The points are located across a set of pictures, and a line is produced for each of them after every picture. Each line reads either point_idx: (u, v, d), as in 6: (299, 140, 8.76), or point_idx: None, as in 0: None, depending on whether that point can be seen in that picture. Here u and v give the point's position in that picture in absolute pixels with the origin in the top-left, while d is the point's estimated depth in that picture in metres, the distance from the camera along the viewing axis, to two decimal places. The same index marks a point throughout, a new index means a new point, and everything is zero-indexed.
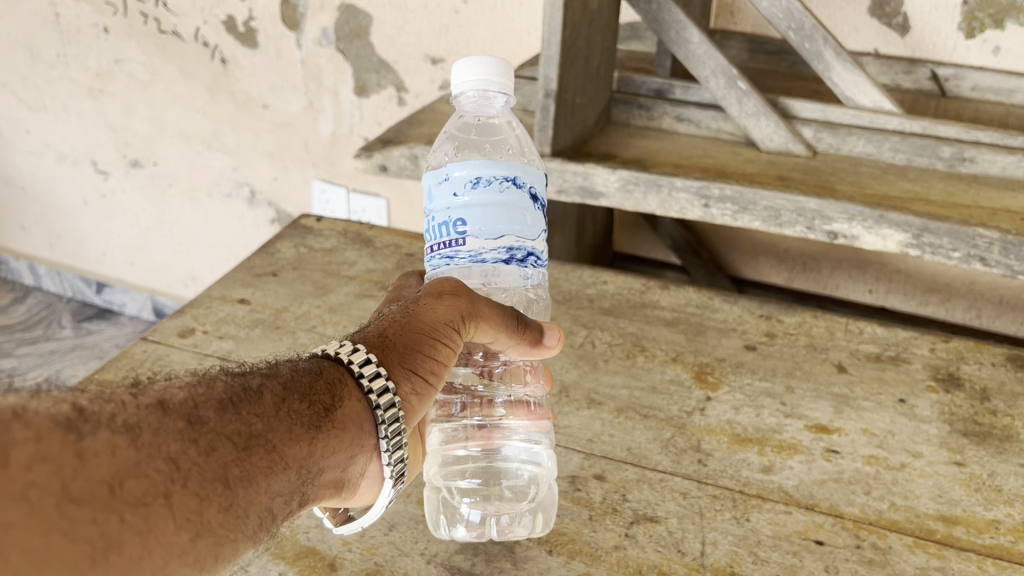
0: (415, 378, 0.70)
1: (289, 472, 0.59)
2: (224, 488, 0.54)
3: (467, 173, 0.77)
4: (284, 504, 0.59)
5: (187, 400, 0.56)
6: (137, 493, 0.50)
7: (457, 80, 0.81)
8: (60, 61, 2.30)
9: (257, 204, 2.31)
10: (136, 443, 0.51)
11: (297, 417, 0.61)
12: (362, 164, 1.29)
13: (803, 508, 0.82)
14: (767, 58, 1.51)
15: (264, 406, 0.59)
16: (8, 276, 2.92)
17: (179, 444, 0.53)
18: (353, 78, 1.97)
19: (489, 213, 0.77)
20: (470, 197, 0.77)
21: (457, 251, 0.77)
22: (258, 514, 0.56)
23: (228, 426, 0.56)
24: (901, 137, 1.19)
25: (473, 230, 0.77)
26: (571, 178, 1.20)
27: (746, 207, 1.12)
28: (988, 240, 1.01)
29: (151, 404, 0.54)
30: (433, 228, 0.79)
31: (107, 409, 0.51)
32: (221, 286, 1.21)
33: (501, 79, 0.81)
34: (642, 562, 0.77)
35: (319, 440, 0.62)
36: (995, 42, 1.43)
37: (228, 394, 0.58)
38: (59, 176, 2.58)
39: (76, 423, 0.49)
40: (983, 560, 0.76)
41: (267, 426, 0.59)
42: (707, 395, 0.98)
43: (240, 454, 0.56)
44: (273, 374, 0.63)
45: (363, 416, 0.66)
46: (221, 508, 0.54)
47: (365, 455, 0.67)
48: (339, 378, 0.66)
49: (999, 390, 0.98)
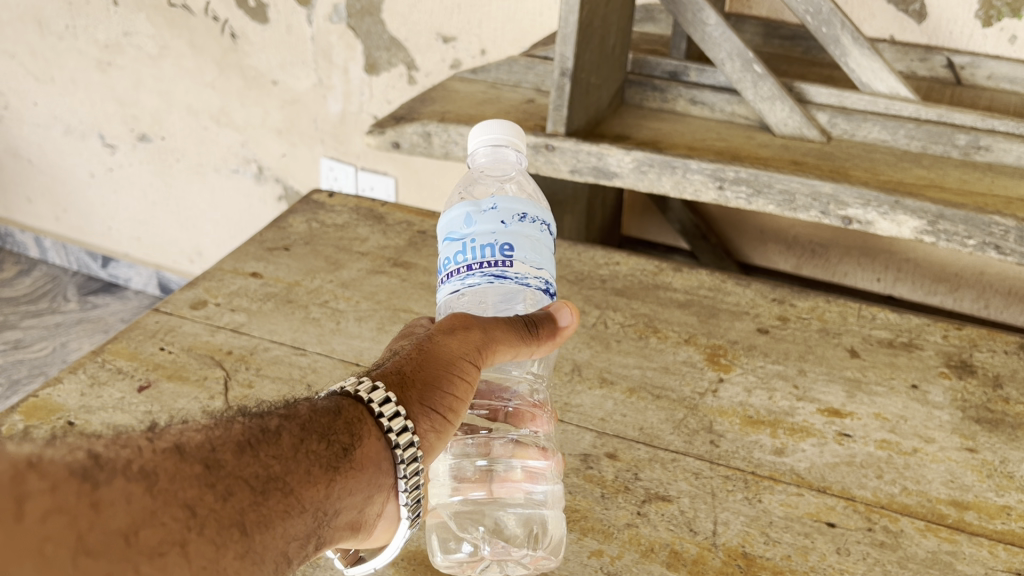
0: (434, 416, 0.67)
1: (305, 515, 0.56)
2: (240, 534, 0.51)
3: (515, 207, 0.75)
4: (301, 548, 0.56)
5: (204, 443, 0.53)
6: (152, 542, 0.47)
7: (476, 136, 0.82)
8: (69, 32, 2.29)
9: (265, 180, 2.30)
10: (152, 490, 0.49)
11: (315, 458, 0.58)
12: (374, 140, 1.28)
13: (815, 490, 0.82)
14: (782, 43, 1.50)
15: (282, 446, 0.56)
16: (13, 248, 2.92)
17: (194, 490, 0.50)
18: (363, 55, 1.96)
19: (533, 245, 0.75)
20: (517, 228, 0.75)
21: (504, 273, 0.73)
22: (275, 559, 0.53)
23: (245, 469, 0.54)
24: (917, 124, 1.18)
25: (519, 255, 0.74)
26: (584, 159, 1.19)
27: (761, 190, 1.11)
28: (1003, 229, 1.00)
29: (167, 448, 0.52)
30: (469, 249, 0.74)
31: (123, 456, 0.49)
32: (233, 259, 1.21)
33: (514, 138, 0.81)
34: (654, 540, 0.78)
35: (336, 481, 0.59)
36: (1012, 31, 1.42)
37: (246, 435, 0.55)
38: (67, 149, 2.58)
39: (93, 472, 0.47)
40: (995, 545, 0.76)
41: (286, 468, 0.55)
42: (719, 375, 0.99)
43: (257, 499, 0.53)
44: (290, 413, 0.60)
45: (381, 455, 0.63)
46: (236, 555, 0.51)
47: (383, 494, 0.64)
48: (359, 417, 0.63)
49: (1012, 378, 0.98)
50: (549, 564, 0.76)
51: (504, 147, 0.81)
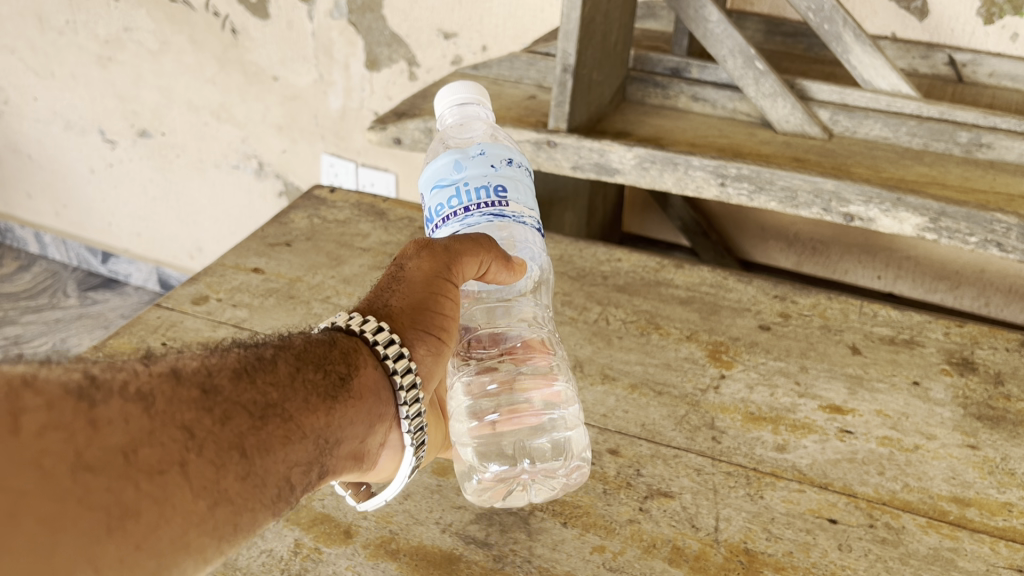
0: (427, 338, 0.67)
1: (307, 442, 0.56)
2: (241, 457, 0.52)
3: (502, 153, 0.78)
4: (304, 475, 0.56)
5: (200, 369, 0.53)
6: (151, 461, 0.48)
7: (441, 102, 0.85)
8: (70, 27, 2.29)
9: (265, 176, 2.30)
10: (149, 411, 0.49)
11: (312, 387, 0.58)
12: (376, 136, 1.28)
13: (817, 487, 0.82)
14: (784, 39, 1.50)
15: (279, 374, 0.56)
16: (13, 243, 2.92)
17: (192, 413, 0.50)
18: (364, 51, 1.95)
19: (522, 187, 0.77)
20: (507, 171, 0.77)
21: (502, 212, 0.74)
22: (277, 483, 0.54)
23: (243, 394, 0.53)
24: (919, 121, 1.18)
25: (513, 196, 0.76)
26: (586, 155, 1.19)
27: (763, 187, 1.11)
28: (1005, 226, 1.00)
29: (164, 372, 0.51)
30: (463, 192, 0.76)
31: (119, 378, 0.49)
32: (235, 254, 1.21)
33: (479, 96, 0.85)
34: (656, 536, 0.78)
35: (336, 410, 0.59)
36: (1014, 28, 1.42)
37: (242, 363, 0.55)
38: (67, 144, 2.57)
39: (89, 391, 0.47)
40: (996, 542, 0.76)
41: (283, 395, 0.55)
42: (721, 372, 0.99)
43: (257, 424, 0.53)
44: (286, 344, 0.60)
45: (380, 384, 0.63)
46: (237, 476, 0.51)
47: (384, 425, 0.64)
48: (354, 348, 0.63)
49: (1013, 375, 0.98)
50: (579, 481, 0.82)
51: (470, 105, 0.85)
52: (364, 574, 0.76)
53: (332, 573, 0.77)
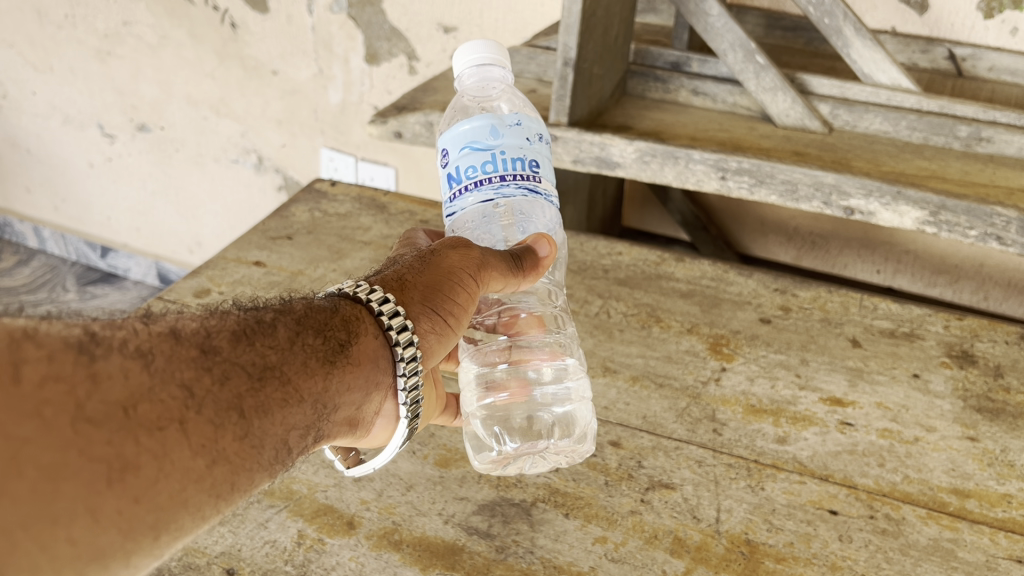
0: (434, 317, 0.71)
1: (304, 406, 0.60)
2: (239, 417, 0.55)
3: (535, 128, 0.81)
4: (299, 438, 0.60)
5: (199, 330, 0.56)
6: (151, 417, 0.50)
7: (461, 60, 0.85)
8: (69, 22, 2.28)
9: (265, 171, 2.30)
10: (150, 368, 0.51)
11: (311, 351, 0.62)
12: (376, 129, 1.28)
13: (818, 478, 0.83)
14: (784, 34, 1.50)
15: (279, 338, 0.60)
16: (12, 237, 2.93)
17: (191, 372, 0.53)
18: (364, 45, 1.95)
19: (549, 164, 0.81)
20: (539, 147, 0.80)
21: (537, 188, 0.78)
22: (273, 445, 0.57)
23: (242, 356, 0.57)
24: (919, 115, 1.18)
25: (543, 172, 0.80)
26: (587, 148, 1.19)
27: (763, 180, 1.11)
28: (1005, 219, 1.01)
29: (163, 332, 0.54)
30: (501, 160, 0.77)
31: (119, 335, 0.51)
32: (236, 247, 1.22)
33: (500, 58, 0.86)
34: (659, 527, 0.78)
35: (334, 375, 0.63)
36: (1014, 22, 1.42)
37: (241, 326, 0.59)
38: (66, 139, 2.57)
39: (89, 346, 0.49)
40: (996, 533, 0.77)
41: (282, 358, 0.59)
42: (722, 365, 0.99)
43: (255, 385, 0.57)
44: (287, 309, 0.63)
45: (379, 353, 0.68)
46: (235, 437, 0.54)
47: (380, 394, 0.69)
48: (357, 316, 0.67)
49: (1012, 368, 0.98)
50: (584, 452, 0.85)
51: (491, 65, 0.86)
52: (367, 565, 0.77)
53: (335, 563, 0.77)
